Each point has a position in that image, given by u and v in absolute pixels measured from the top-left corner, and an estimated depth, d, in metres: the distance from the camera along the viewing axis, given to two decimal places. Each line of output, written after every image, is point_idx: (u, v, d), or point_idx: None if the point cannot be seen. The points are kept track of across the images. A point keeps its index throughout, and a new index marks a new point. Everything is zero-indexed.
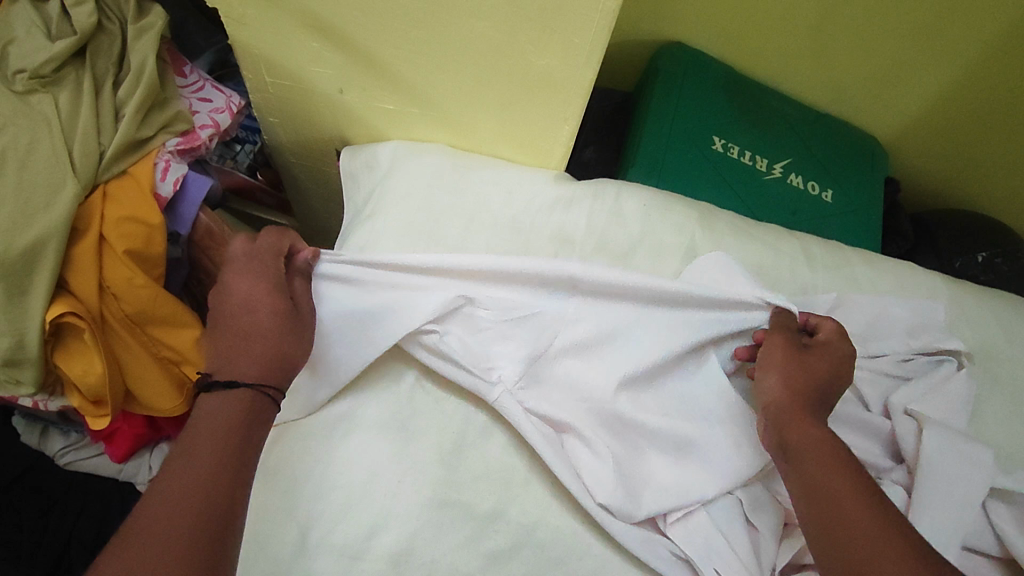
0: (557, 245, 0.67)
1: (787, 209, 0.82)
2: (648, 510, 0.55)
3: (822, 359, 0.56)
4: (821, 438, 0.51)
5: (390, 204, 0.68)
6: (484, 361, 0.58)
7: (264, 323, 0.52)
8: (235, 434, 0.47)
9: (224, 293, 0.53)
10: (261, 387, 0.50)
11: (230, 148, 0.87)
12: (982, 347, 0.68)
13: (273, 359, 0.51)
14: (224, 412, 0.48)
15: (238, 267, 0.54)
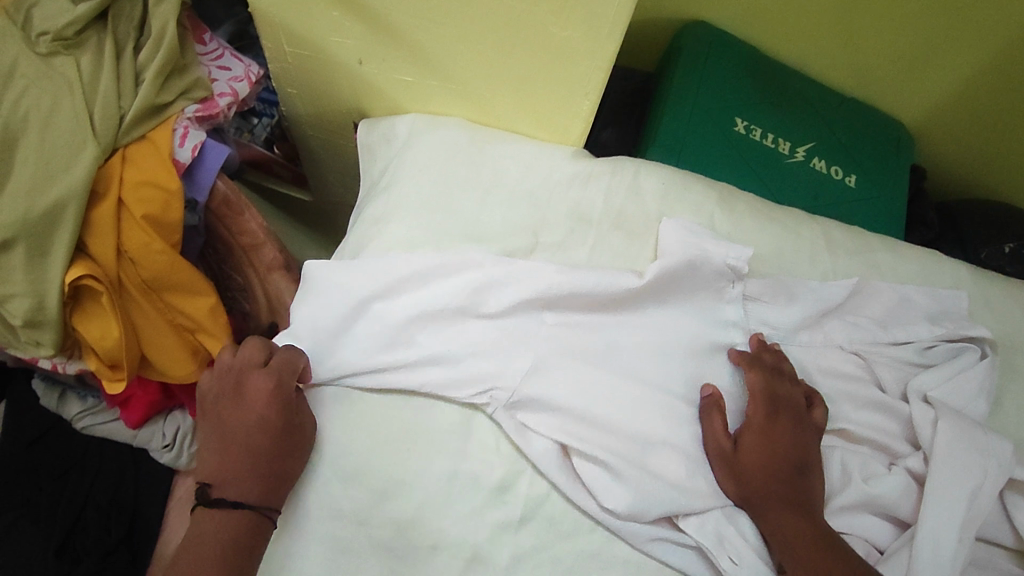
0: (574, 222, 0.66)
1: (807, 192, 0.81)
2: (659, 500, 0.53)
3: (752, 438, 0.56)
4: (786, 521, 0.52)
5: (407, 176, 0.68)
6: (478, 368, 0.55)
7: (259, 445, 0.52)
8: (243, 540, 0.51)
9: (233, 406, 0.55)
10: (262, 510, 0.52)
11: (247, 121, 0.92)
12: (1007, 337, 0.66)
13: (267, 481, 0.52)
14: (229, 520, 0.51)
15: (248, 380, 0.55)
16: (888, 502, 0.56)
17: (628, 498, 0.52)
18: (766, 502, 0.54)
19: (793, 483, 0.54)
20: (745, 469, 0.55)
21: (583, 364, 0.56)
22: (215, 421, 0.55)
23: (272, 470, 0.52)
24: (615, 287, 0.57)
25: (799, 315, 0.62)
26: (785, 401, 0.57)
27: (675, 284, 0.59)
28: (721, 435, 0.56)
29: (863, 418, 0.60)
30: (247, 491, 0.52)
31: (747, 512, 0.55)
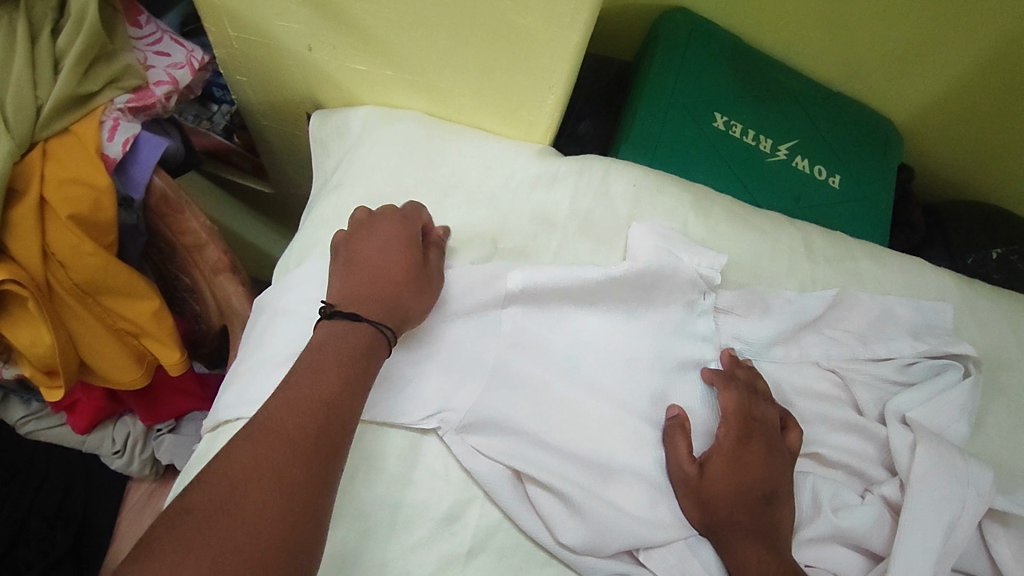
0: (537, 227, 0.62)
1: (787, 194, 0.76)
2: (616, 535, 0.49)
3: (719, 460, 0.52)
4: (753, 560, 0.48)
5: (357, 173, 0.63)
6: (430, 387, 0.52)
7: (394, 274, 0.52)
8: (354, 365, 0.46)
9: (369, 239, 0.54)
10: (379, 325, 0.49)
11: (205, 107, 0.89)
12: (990, 352, 0.63)
13: (398, 303, 0.51)
14: (343, 340, 0.47)
15: (379, 224, 0.55)
16: (861, 534, 0.52)
17: (588, 533, 0.49)
18: (733, 535, 0.50)
19: (760, 513, 0.51)
20: (711, 497, 0.51)
21: (534, 386, 0.53)
22: (344, 252, 0.54)
23: (402, 296, 0.51)
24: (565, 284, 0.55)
25: (773, 330, 0.59)
26: (759, 422, 0.54)
27: (634, 291, 0.56)
28: (688, 460, 0.52)
29: (839, 443, 0.57)
30: (379, 305, 0.50)
31: (714, 543, 0.51)
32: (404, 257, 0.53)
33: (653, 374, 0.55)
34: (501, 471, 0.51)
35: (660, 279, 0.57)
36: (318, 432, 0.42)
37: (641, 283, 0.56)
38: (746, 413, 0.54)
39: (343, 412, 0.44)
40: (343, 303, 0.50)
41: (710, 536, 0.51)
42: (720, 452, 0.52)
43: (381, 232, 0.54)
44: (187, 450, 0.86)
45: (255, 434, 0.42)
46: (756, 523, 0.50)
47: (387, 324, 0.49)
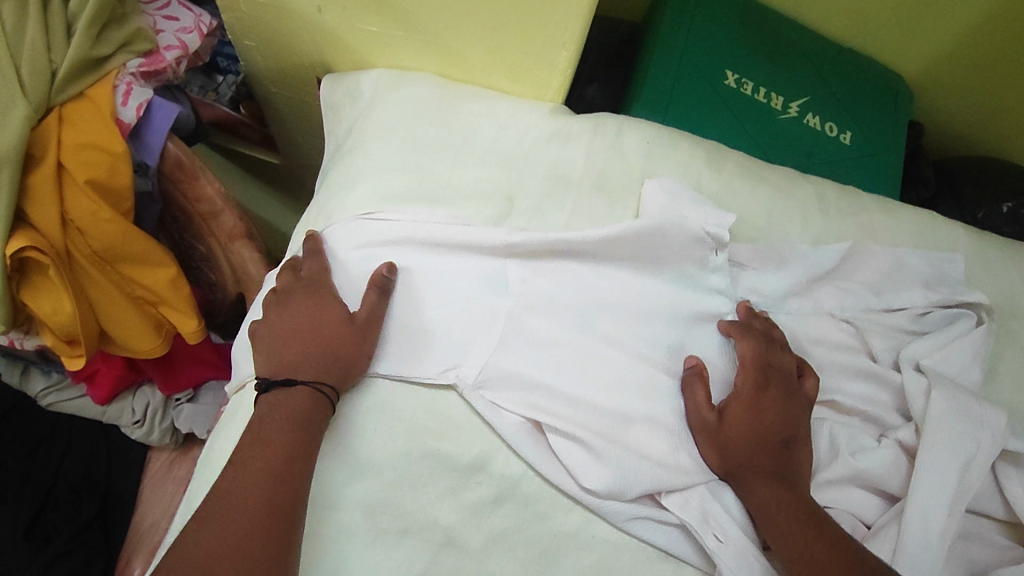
0: (553, 184, 0.62)
1: (799, 151, 0.76)
2: (640, 482, 0.50)
3: (734, 405, 0.53)
4: (771, 502, 0.50)
5: (370, 136, 0.63)
6: (443, 348, 0.54)
7: (333, 337, 0.52)
8: (297, 425, 0.48)
9: (285, 312, 0.54)
10: (316, 384, 0.50)
11: (212, 79, 0.89)
12: (1002, 301, 0.64)
13: (334, 356, 0.51)
14: (285, 413, 0.48)
15: (289, 299, 0.55)
16: (876, 475, 0.54)
17: (610, 479, 0.50)
18: (752, 477, 0.51)
19: (777, 456, 0.52)
20: (729, 440, 0.52)
21: (550, 344, 0.54)
22: (265, 325, 0.54)
23: (342, 350, 0.51)
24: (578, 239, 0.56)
25: (788, 282, 0.60)
26: (776, 371, 0.55)
27: (648, 247, 0.57)
28: (706, 406, 0.53)
29: (854, 390, 0.58)
30: (315, 363, 0.51)
31: (733, 486, 0.52)
32: (337, 321, 0.52)
33: (668, 327, 0.56)
34: (523, 422, 0.52)
35: (678, 231, 0.57)
36: (276, 497, 0.44)
37: (656, 237, 0.57)
38: (764, 359, 0.55)
39: (296, 470, 0.46)
40: (278, 374, 0.51)
41: (730, 478, 0.52)
42: (735, 396, 0.54)
43: (290, 302, 0.54)
44: (209, 417, 0.87)
45: (211, 520, 0.43)
46: (776, 461, 0.52)
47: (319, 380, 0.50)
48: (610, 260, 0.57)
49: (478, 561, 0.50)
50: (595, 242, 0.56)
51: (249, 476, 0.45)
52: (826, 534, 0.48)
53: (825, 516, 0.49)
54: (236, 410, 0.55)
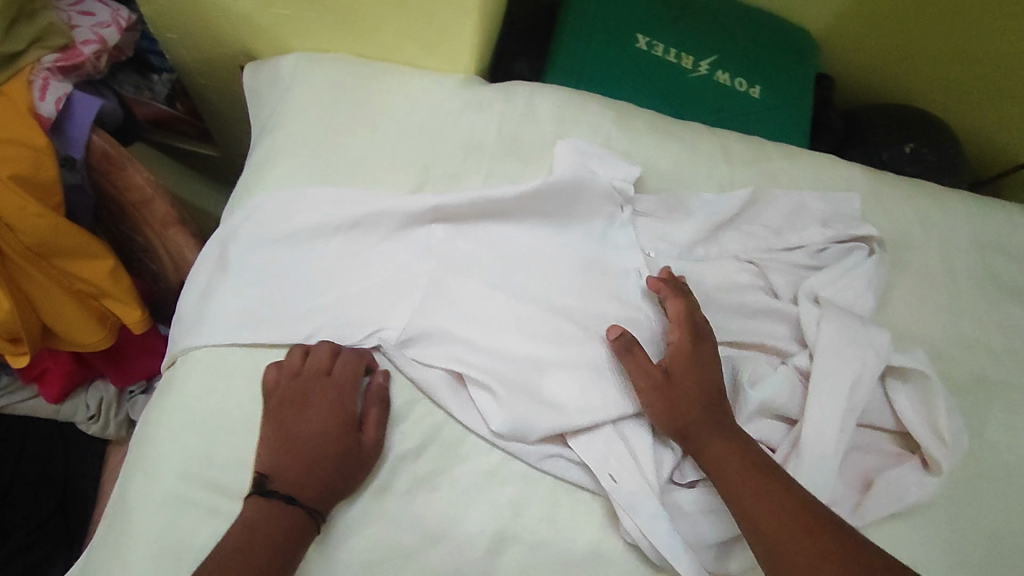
0: (467, 152, 0.64)
1: (711, 106, 0.79)
2: (544, 425, 0.53)
3: (675, 365, 0.54)
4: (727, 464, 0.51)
5: (291, 116, 0.65)
6: (365, 312, 0.56)
7: (337, 460, 0.51)
8: (284, 535, 0.47)
9: (300, 412, 0.52)
10: (313, 510, 0.49)
11: (146, 78, 0.89)
12: (896, 235, 0.68)
13: (333, 481, 0.50)
14: (277, 524, 0.47)
15: (313, 395, 0.52)
16: (778, 401, 0.58)
17: (512, 420, 0.53)
18: (703, 435, 0.53)
19: (717, 409, 0.54)
20: (677, 399, 0.53)
21: (469, 300, 0.57)
22: (276, 408, 0.52)
23: (335, 478, 0.50)
24: (491, 198, 0.58)
25: (693, 229, 0.63)
26: (704, 326, 0.57)
27: (557, 203, 0.60)
28: (639, 371, 0.54)
29: (759, 325, 0.61)
30: (314, 484, 0.50)
31: (686, 446, 0.53)
32: (342, 441, 0.51)
33: (584, 278, 0.59)
34: (444, 373, 0.55)
35: (586, 185, 0.60)
36: None
37: (563, 193, 0.60)
38: (689, 314, 0.56)
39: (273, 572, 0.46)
40: (277, 480, 0.49)
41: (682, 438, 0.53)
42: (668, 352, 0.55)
43: (310, 400, 0.52)
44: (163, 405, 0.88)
45: None
46: (706, 405, 0.54)
47: (315, 506, 0.49)
48: (525, 217, 0.60)
49: (402, 504, 0.52)
50: (508, 201, 0.59)
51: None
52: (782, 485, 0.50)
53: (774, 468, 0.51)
54: (164, 387, 0.55)
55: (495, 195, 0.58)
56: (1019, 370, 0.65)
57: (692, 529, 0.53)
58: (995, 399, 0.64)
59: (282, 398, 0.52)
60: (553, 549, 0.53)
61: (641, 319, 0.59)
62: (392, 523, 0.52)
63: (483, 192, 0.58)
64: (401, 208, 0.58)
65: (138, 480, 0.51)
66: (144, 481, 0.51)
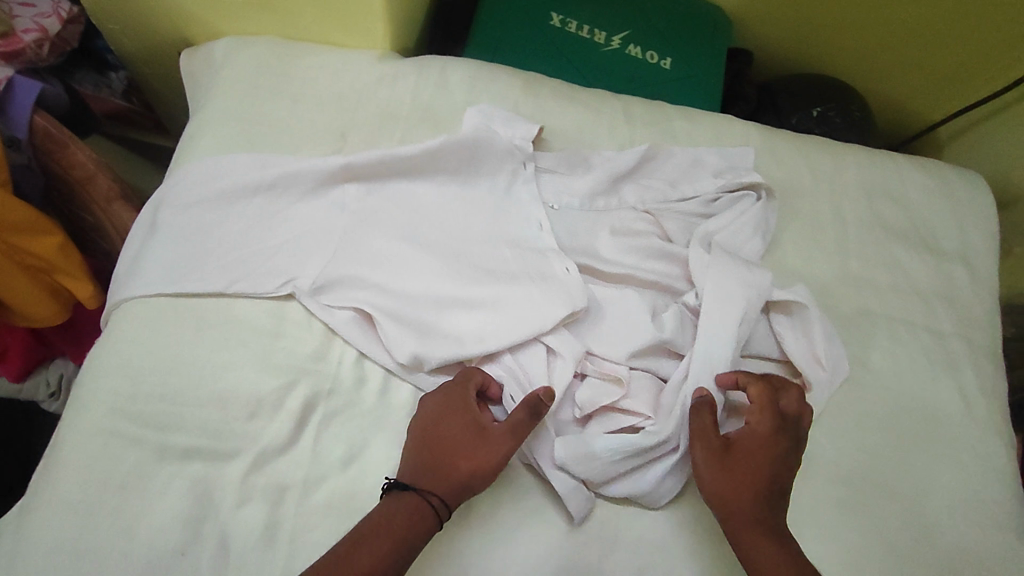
0: (383, 119, 0.69)
1: (623, 76, 0.85)
2: (441, 356, 0.57)
3: (742, 452, 0.54)
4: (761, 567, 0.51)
5: (218, 92, 0.69)
6: (282, 264, 0.61)
7: (466, 458, 0.52)
8: (407, 528, 0.49)
9: (440, 415, 0.54)
10: (435, 502, 0.50)
11: (103, 75, 0.93)
12: (785, 185, 0.73)
13: (464, 481, 0.51)
14: (403, 513, 0.49)
15: (447, 400, 0.54)
16: (674, 338, 0.60)
17: (412, 353, 0.57)
18: (751, 528, 0.52)
19: (772, 508, 0.53)
20: (740, 483, 0.53)
21: (379, 250, 0.62)
22: (420, 416, 0.55)
23: (457, 472, 0.51)
24: (399, 155, 0.63)
25: (593, 182, 0.68)
26: (786, 416, 0.56)
27: (463, 160, 0.65)
28: (700, 444, 0.54)
29: (655, 268, 0.66)
30: (441, 483, 0.51)
31: (732, 534, 0.52)
32: (470, 446, 0.52)
33: (488, 229, 0.64)
34: (352, 314, 0.60)
35: (490, 143, 0.65)
36: None
37: (467, 152, 0.65)
38: (770, 402, 0.55)
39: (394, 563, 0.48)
40: (410, 476, 0.52)
41: (732, 525, 0.52)
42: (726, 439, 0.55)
43: (450, 406, 0.54)
44: None
45: None
46: (771, 489, 0.53)
47: (442, 499, 0.51)
48: (435, 174, 0.65)
49: (315, 433, 0.57)
50: (416, 159, 0.64)
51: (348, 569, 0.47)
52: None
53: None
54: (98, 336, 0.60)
55: (403, 154, 0.63)
56: (898, 302, 0.71)
57: (595, 469, 0.55)
58: (876, 330, 0.69)
59: (426, 407, 0.55)
60: None
61: (544, 259, 0.63)
62: (306, 451, 0.56)
63: (392, 151, 0.63)
64: (315, 169, 0.63)
65: (72, 417, 0.55)
66: (76, 417, 0.55)
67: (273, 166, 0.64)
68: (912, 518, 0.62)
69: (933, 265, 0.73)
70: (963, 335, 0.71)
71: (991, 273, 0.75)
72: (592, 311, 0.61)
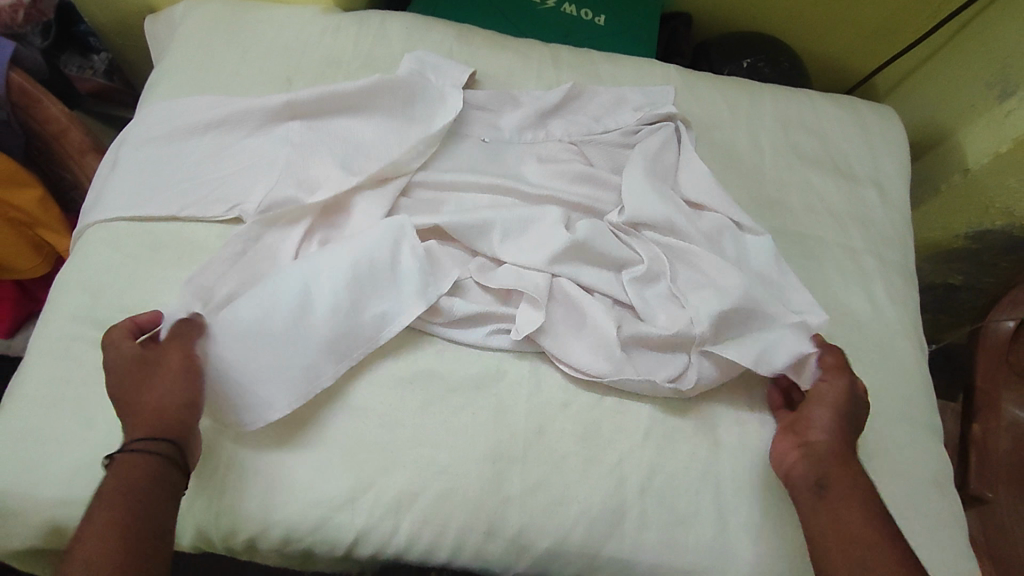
0: (326, 65, 0.75)
1: (559, 32, 0.92)
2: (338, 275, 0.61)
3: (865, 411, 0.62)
4: (855, 506, 0.55)
5: (176, 47, 0.76)
6: (229, 192, 0.66)
7: (149, 397, 0.53)
8: (139, 482, 0.49)
9: (111, 379, 0.55)
10: (152, 443, 0.51)
11: (87, 58, 0.96)
12: (702, 121, 0.79)
13: (167, 415, 0.53)
14: (125, 475, 0.49)
15: (110, 363, 0.55)
16: (587, 242, 0.65)
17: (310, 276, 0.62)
18: (839, 483, 0.56)
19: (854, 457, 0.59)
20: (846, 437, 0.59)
21: (316, 177, 0.67)
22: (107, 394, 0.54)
23: (152, 407, 0.53)
24: (335, 92, 0.69)
25: (521, 117, 0.74)
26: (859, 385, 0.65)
27: (395, 96, 0.71)
28: (822, 406, 0.61)
29: (581, 190, 0.71)
30: (141, 427, 0.52)
31: (831, 476, 0.57)
32: (141, 386, 0.54)
33: (418, 155, 0.69)
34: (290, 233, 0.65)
35: (420, 83, 0.72)
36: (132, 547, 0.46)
37: (399, 89, 0.71)
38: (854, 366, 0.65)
39: (140, 517, 0.48)
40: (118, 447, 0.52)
41: (829, 467, 0.58)
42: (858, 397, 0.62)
43: (113, 372, 0.55)
44: None
45: None
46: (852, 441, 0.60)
47: (156, 438, 0.52)
48: (370, 110, 0.71)
49: None
50: (352, 96, 0.70)
51: (93, 550, 0.45)
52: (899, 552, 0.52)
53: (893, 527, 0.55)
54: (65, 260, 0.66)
55: (339, 91, 0.69)
56: (812, 221, 0.76)
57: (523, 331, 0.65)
58: (791, 246, 0.74)
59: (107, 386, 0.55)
60: (393, 370, 0.62)
61: (476, 183, 0.69)
62: None
63: (330, 89, 0.69)
64: (261, 107, 0.69)
65: (40, 325, 0.62)
66: (44, 325, 0.61)
67: (222, 106, 0.70)
68: None
69: (846, 188, 0.79)
70: (876, 251, 0.76)
71: (902, 196, 0.80)
72: (519, 226, 0.66)
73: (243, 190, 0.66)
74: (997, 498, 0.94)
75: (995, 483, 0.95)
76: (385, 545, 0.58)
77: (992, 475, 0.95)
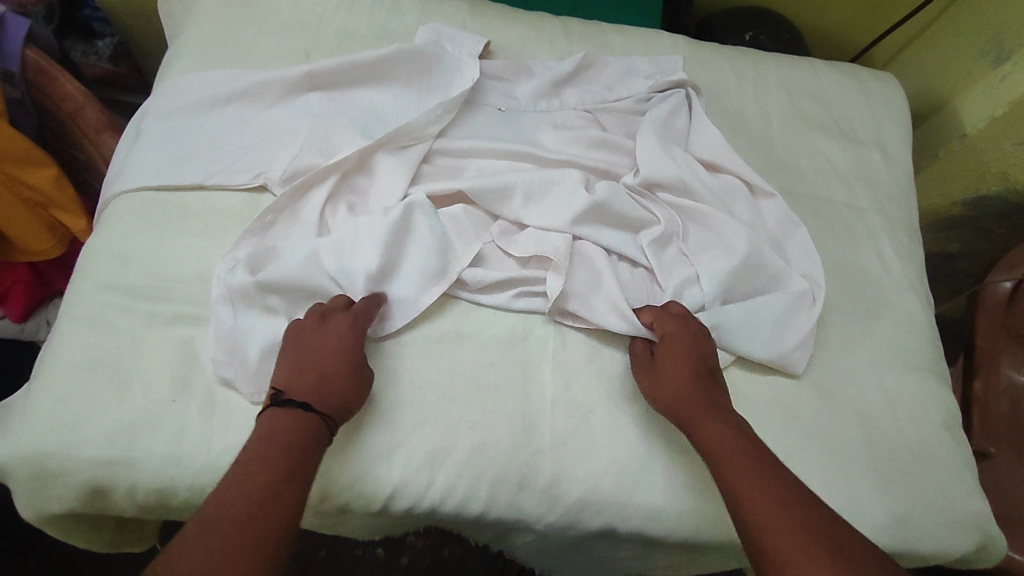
0: (342, 38, 0.76)
1: (567, 6, 0.93)
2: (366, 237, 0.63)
3: (689, 363, 0.59)
4: (717, 443, 0.53)
5: (193, 22, 0.76)
6: (254, 161, 0.67)
7: (338, 364, 0.55)
8: (305, 441, 0.50)
9: (315, 331, 0.57)
10: (327, 418, 0.52)
11: (91, 44, 0.98)
12: (710, 88, 0.81)
13: (347, 402, 0.55)
14: (294, 429, 0.50)
15: (332, 320, 0.58)
16: (607, 202, 0.67)
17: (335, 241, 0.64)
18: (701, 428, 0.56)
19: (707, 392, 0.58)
20: (676, 391, 0.58)
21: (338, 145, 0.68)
22: (298, 344, 0.57)
23: (337, 387, 0.54)
24: (355, 62, 0.70)
25: (536, 85, 0.76)
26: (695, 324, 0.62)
27: (413, 66, 0.72)
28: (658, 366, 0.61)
29: (598, 156, 0.73)
30: (328, 398, 0.53)
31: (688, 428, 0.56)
32: (345, 361, 0.56)
33: (438, 123, 0.70)
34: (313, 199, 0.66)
35: (437, 52, 0.73)
36: (278, 507, 0.44)
37: (417, 58, 0.72)
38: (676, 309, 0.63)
39: (296, 479, 0.47)
40: (289, 391, 0.53)
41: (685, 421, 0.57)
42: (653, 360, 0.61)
43: (328, 328, 0.57)
44: None
45: (207, 535, 0.41)
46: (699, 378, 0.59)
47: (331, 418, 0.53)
48: (388, 81, 0.72)
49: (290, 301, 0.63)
50: (371, 66, 0.71)
51: (243, 497, 0.44)
52: (768, 484, 0.49)
53: (779, 467, 0.51)
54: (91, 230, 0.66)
55: (358, 61, 0.71)
56: (819, 182, 0.78)
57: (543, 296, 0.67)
58: (800, 207, 0.76)
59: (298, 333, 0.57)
60: (422, 331, 0.64)
61: (495, 149, 0.70)
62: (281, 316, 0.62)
63: (349, 59, 0.71)
64: (282, 78, 0.70)
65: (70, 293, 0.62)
66: (74, 292, 0.62)
67: (242, 78, 0.71)
68: (838, 364, 0.69)
69: (852, 151, 0.81)
70: (882, 210, 0.78)
71: (905, 158, 0.83)
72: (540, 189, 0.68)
73: (267, 159, 0.67)
74: (999, 455, 0.97)
75: (997, 440, 0.98)
76: (420, 499, 0.59)
77: (994, 432, 0.98)
